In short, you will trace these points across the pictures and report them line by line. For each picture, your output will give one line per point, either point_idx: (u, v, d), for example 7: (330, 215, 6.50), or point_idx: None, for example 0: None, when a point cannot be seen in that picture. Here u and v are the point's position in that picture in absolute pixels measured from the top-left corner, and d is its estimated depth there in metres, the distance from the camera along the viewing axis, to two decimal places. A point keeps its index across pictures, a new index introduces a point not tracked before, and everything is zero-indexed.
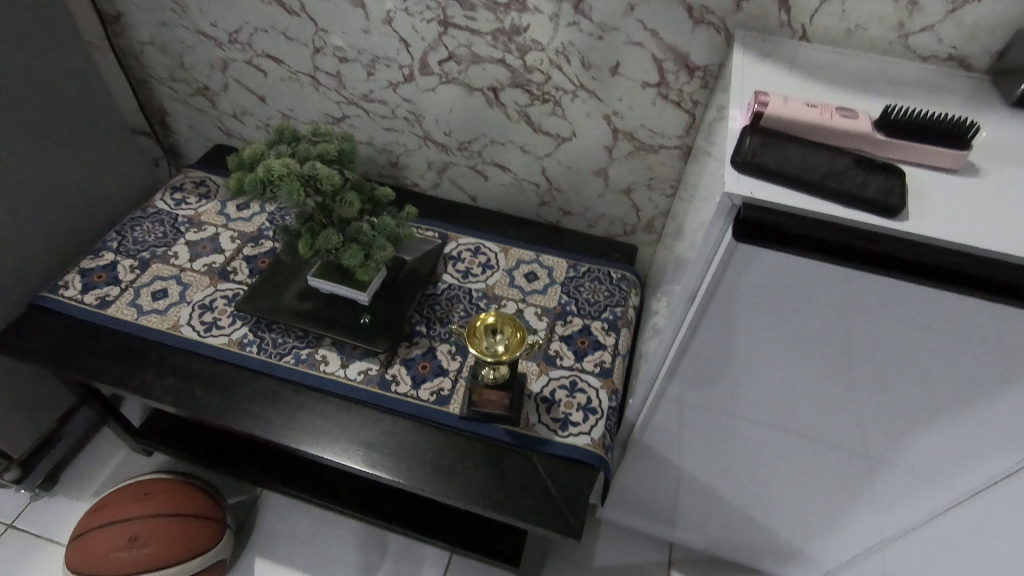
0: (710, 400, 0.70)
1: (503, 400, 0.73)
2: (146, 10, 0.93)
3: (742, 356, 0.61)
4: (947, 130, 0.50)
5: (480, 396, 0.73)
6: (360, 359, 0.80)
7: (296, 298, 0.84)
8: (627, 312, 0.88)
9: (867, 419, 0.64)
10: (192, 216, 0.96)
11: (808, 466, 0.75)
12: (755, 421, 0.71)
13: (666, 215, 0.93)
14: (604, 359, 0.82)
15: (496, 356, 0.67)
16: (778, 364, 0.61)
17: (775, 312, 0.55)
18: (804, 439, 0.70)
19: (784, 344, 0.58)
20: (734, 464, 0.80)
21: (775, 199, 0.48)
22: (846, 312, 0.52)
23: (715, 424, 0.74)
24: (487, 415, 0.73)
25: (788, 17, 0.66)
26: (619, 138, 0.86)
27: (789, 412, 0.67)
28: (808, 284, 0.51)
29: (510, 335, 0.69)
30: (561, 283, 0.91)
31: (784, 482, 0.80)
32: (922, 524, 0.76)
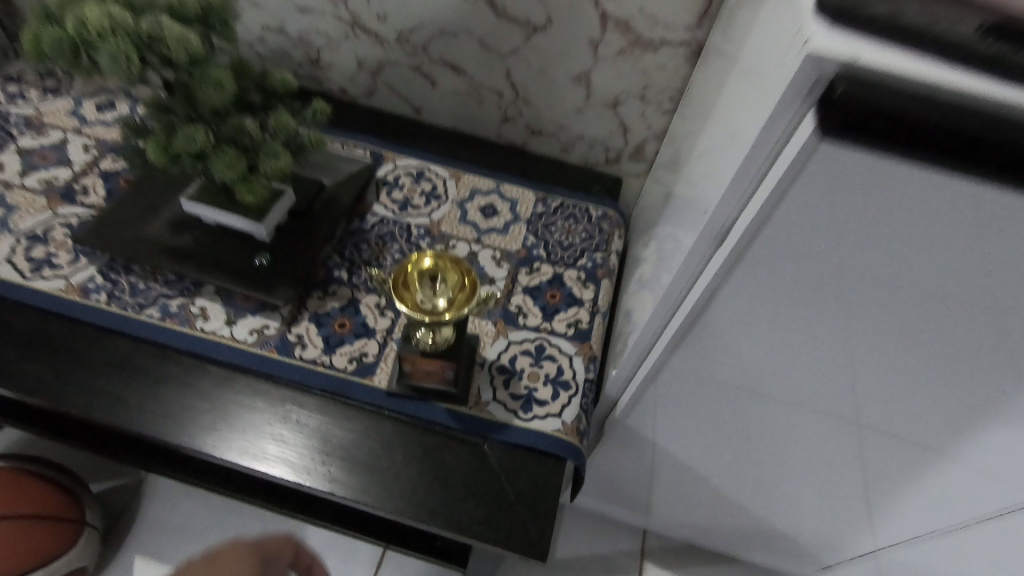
0: (714, 376, 0.53)
1: (445, 373, 0.54)
2: None
3: (778, 324, 0.44)
4: None
5: (411, 368, 0.54)
6: (254, 314, 0.59)
7: (167, 230, 0.61)
8: (609, 259, 0.69)
9: (924, 416, 0.47)
10: (29, 116, 0.70)
11: (826, 466, 0.59)
12: (769, 407, 0.54)
13: (660, 139, 0.74)
14: (579, 318, 0.63)
15: (433, 314, 0.47)
16: (829, 343, 0.43)
17: (844, 261, 0.36)
18: (831, 435, 0.54)
19: (840, 311, 0.40)
20: (731, 453, 0.64)
21: (898, 63, 0.28)
22: (954, 265, 0.34)
23: (717, 406, 0.57)
24: (423, 388, 0.55)
25: None
26: (609, 30, 0.65)
27: (822, 401, 0.50)
28: (918, 217, 0.33)
29: (455, 286, 0.49)
30: (526, 220, 0.71)
31: (791, 479, 0.64)
32: (954, 540, 0.61)
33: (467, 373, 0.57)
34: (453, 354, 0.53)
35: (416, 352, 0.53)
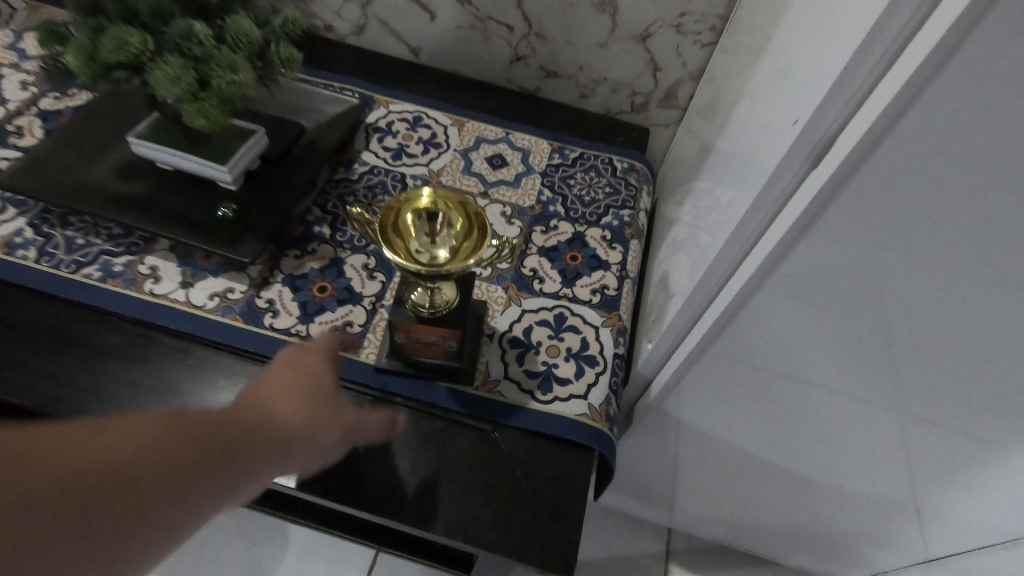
0: (782, 354, 0.42)
1: (448, 345, 0.44)
2: None
3: (882, 281, 0.33)
4: None
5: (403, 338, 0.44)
6: (215, 275, 0.49)
7: (113, 176, 0.51)
8: (637, 217, 0.59)
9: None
10: None
11: (904, 478, 0.48)
12: (849, 399, 0.43)
13: (696, 80, 0.63)
14: (605, 284, 0.53)
15: (430, 265, 0.37)
16: (948, 307, 0.33)
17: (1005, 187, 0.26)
18: (926, 442, 0.43)
19: (979, 262, 0.30)
20: (787, 452, 0.54)
21: None
22: None
23: (780, 394, 0.47)
24: (421, 363, 0.45)
25: None
26: None
27: (924, 393, 0.39)
28: None
29: (457, 231, 0.39)
30: (540, 172, 0.61)
31: (855, 489, 0.54)
32: None
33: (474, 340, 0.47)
34: (456, 323, 0.42)
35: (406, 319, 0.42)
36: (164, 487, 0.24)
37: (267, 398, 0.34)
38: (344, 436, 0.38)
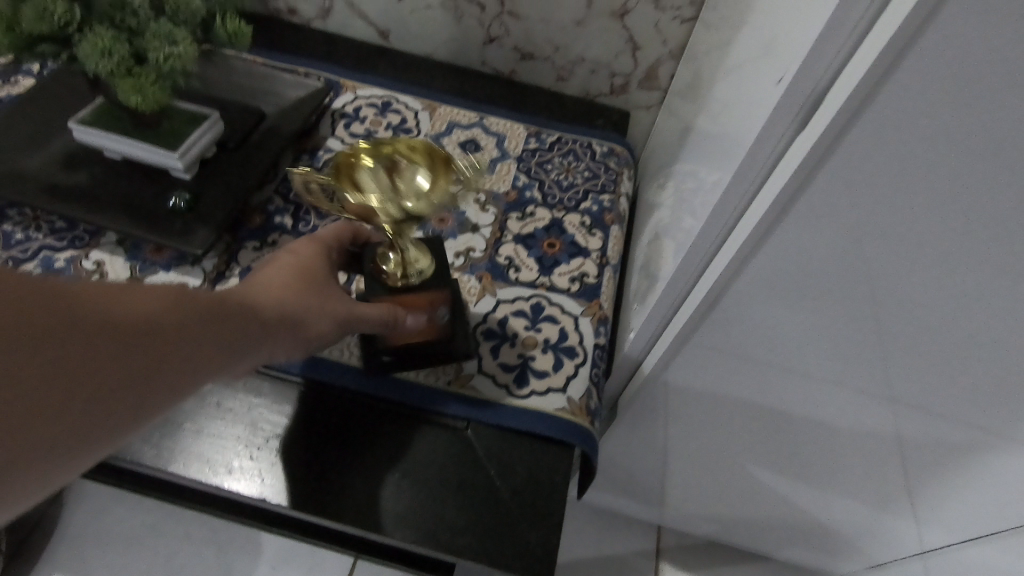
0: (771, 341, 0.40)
1: (436, 312, 0.40)
2: None
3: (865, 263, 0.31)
4: None
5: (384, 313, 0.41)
6: (166, 270, 0.46)
7: (55, 165, 0.48)
8: (618, 201, 0.57)
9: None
10: None
11: (901, 471, 0.46)
12: (843, 387, 0.40)
13: (677, 58, 0.61)
14: (586, 272, 0.51)
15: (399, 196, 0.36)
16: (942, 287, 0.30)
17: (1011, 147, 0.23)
18: (921, 431, 0.41)
19: (981, 233, 0.27)
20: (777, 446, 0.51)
21: None
22: None
23: (770, 384, 0.44)
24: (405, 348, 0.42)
25: None
26: None
27: (921, 380, 0.37)
28: None
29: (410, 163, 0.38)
30: (516, 157, 0.58)
31: (849, 484, 0.51)
32: None
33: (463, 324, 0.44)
34: (440, 284, 0.40)
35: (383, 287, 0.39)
36: (115, 357, 0.23)
37: (252, 286, 0.32)
38: (344, 331, 0.36)
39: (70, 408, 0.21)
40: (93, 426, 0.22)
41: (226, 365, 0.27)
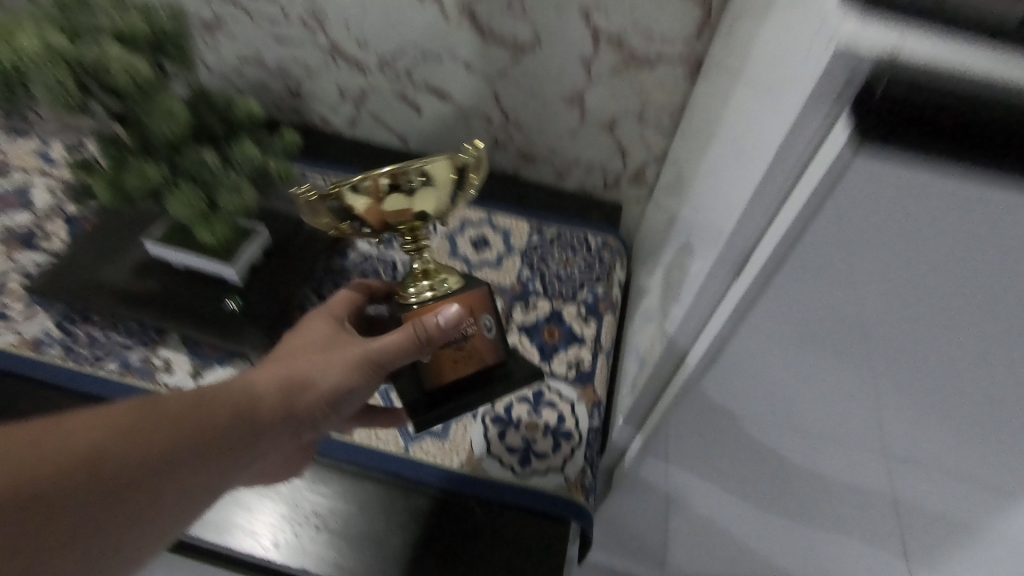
0: (733, 436, 0.46)
1: (484, 319, 0.44)
2: None
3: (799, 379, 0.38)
4: None
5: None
6: (222, 365, 0.54)
7: (129, 274, 0.57)
8: (611, 291, 0.64)
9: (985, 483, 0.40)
10: None
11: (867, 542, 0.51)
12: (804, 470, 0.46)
13: (661, 161, 0.69)
14: (581, 359, 0.58)
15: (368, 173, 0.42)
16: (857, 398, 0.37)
17: (887, 307, 0.31)
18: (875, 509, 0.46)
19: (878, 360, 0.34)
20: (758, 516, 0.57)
21: (944, 58, 0.23)
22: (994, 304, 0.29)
23: (742, 473, 0.50)
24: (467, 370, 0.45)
25: None
26: (602, 47, 0.61)
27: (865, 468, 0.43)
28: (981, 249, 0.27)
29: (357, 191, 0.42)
30: (521, 252, 0.67)
31: (825, 551, 0.56)
32: None
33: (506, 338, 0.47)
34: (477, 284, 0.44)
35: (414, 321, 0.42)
36: (111, 458, 0.31)
37: (259, 371, 0.40)
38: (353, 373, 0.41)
39: (80, 515, 0.30)
40: (101, 515, 0.30)
41: (219, 439, 0.35)
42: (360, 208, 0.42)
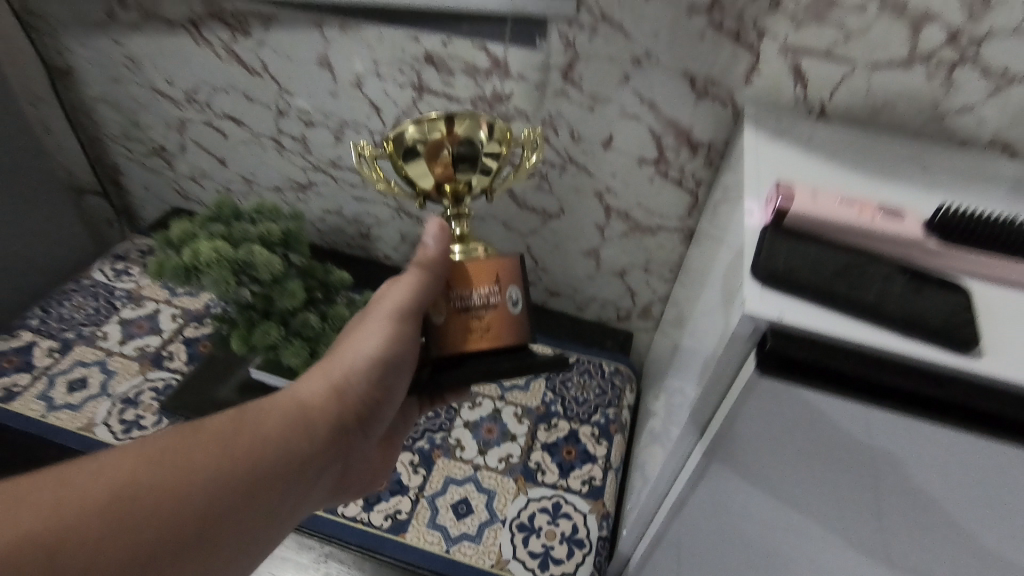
0: (738, 544, 0.53)
1: (509, 287, 0.52)
2: (97, 62, 0.85)
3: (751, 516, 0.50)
4: (1000, 235, 0.40)
5: (454, 302, 0.51)
6: None
7: (235, 393, 0.72)
8: (621, 414, 0.76)
9: None
10: (131, 290, 0.86)
11: None
12: None
13: (665, 302, 0.83)
14: (593, 476, 0.69)
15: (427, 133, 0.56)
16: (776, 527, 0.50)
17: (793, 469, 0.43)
18: None
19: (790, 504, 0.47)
20: None
21: (811, 323, 0.37)
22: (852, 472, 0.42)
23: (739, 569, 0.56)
24: (493, 331, 0.52)
25: (805, 92, 0.59)
26: (613, 217, 0.76)
27: None
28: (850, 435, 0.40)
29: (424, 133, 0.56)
30: (545, 376, 0.79)
31: None
32: None
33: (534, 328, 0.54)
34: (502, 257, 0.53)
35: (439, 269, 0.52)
36: (163, 461, 0.40)
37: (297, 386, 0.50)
38: (371, 355, 0.52)
39: (141, 512, 0.37)
40: (160, 510, 0.38)
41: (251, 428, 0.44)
42: (418, 150, 0.56)
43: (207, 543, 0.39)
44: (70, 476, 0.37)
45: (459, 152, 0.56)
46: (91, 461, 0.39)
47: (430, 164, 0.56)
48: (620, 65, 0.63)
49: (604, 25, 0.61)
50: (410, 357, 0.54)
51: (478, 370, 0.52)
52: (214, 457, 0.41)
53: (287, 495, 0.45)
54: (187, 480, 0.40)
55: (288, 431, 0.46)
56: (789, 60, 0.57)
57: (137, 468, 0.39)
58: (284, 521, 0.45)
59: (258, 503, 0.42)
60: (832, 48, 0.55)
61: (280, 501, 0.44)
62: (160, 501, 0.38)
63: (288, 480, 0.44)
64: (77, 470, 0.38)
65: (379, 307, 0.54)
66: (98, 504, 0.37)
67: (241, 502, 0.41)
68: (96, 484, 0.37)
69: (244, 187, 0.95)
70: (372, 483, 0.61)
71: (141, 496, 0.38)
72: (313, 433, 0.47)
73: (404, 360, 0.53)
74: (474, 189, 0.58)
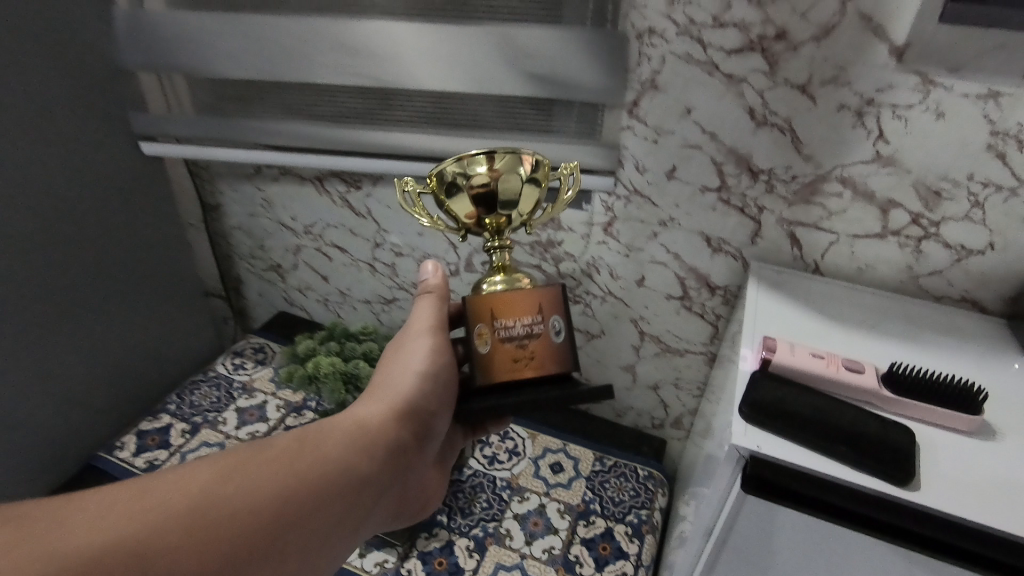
0: None
1: (551, 314, 0.57)
2: (239, 202, 1.07)
3: None
4: (939, 389, 0.52)
5: (502, 333, 0.55)
6: (377, 549, 0.81)
7: None
8: (652, 515, 0.86)
9: None
10: (245, 382, 1.04)
11: None
12: None
13: (694, 413, 0.95)
14: (625, 570, 0.79)
15: (468, 173, 0.58)
16: None
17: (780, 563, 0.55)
18: None
19: None
20: None
21: (781, 454, 0.49)
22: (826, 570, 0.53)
23: None
24: (536, 356, 0.56)
25: (800, 252, 0.73)
26: (646, 340, 0.90)
27: None
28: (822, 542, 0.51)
29: (465, 171, 0.58)
30: (586, 476, 0.90)
31: None
32: None
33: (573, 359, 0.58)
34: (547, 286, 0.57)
35: (485, 301, 0.56)
36: (243, 465, 0.45)
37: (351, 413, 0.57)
38: (418, 368, 0.59)
39: (224, 504, 0.42)
40: (240, 504, 0.43)
41: (315, 443, 0.50)
42: (465, 187, 0.58)
43: (271, 559, 0.43)
44: (148, 493, 0.41)
45: (499, 190, 0.58)
46: (159, 483, 0.42)
47: (475, 200, 0.58)
48: (650, 226, 0.79)
49: (636, 197, 0.78)
50: (447, 376, 0.60)
51: (529, 399, 0.55)
52: (275, 478, 0.46)
53: (343, 512, 0.49)
54: (248, 500, 0.43)
55: (339, 453, 0.51)
56: (784, 229, 0.72)
57: (206, 486, 0.43)
58: (341, 537, 0.48)
59: (314, 520, 0.46)
60: (818, 223, 0.70)
61: (336, 519, 0.48)
62: (228, 517, 0.42)
63: (343, 501, 0.49)
64: (158, 486, 0.42)
65: (413, 337, 0.62)
66: (176, 514, 0.40)
67: (301, 518, 0.45)
68: (183, 483, 0.42)
69: (340, 298, 1.15)
70: (417, 511, 0.67)
71: (221, 493, 0.43)
72: (368, 452, 0.53)
73: (445, 376, 0.60)
74: (514, 220, 0.61)
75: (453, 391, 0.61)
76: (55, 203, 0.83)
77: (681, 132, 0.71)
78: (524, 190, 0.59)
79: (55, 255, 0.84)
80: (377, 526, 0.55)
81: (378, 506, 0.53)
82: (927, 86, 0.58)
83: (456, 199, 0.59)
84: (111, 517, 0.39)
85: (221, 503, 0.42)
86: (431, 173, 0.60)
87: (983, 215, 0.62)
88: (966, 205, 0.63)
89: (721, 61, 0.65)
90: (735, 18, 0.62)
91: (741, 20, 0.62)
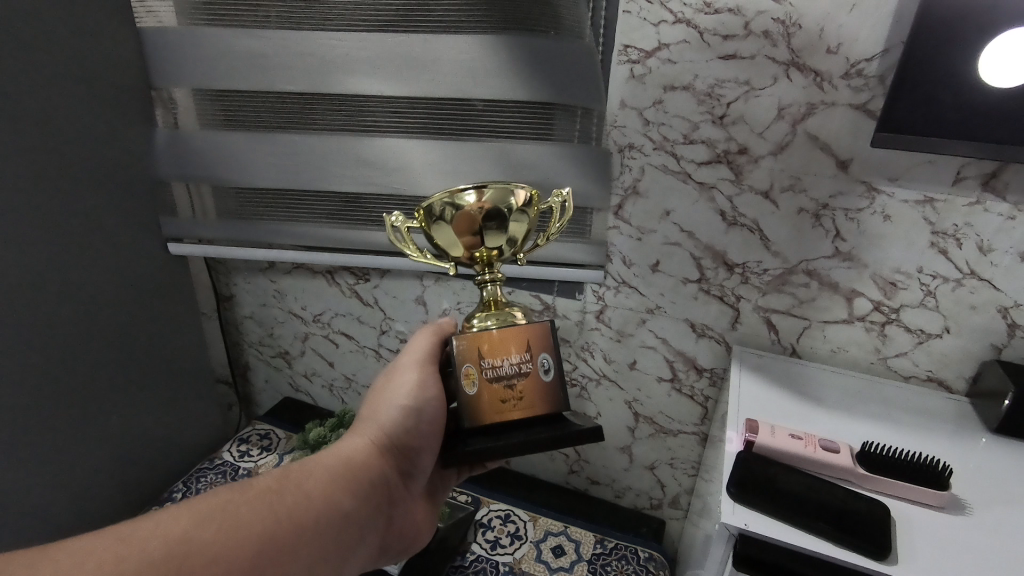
0: None
1: (540, 348, 0.61)
2: (252, 293, 1.14)
3: None
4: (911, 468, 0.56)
5: (491, 373, 0.59)
6: None
7: None
8: None
9: None
10: (251, 468, 1.07)
11: None
12: None
13: (690, 493, 0.97)
14: None
15: (455, 205, 0.60)
16: None
17: None
18: None
19: None
20: None
21: (767, 531, 0.53)
22: None
23: None
24: (524, 391, 0.60)
25: (777, 336, 0.79)
26: (641, 421, 0.94)
27: None
28: None
29: (452, 204, 0.60)
30: (588, 559, 0.91)
31: None
32: None
33: (563, 398, 0.62)
34: (538, 321, 0.61)
35: (474, 342, 0.60)
36: (223, 508, 0.45)
37: (334, 450, 0.57)
38: (401, 403, 0.60)
39: (204, 548, 0.41)
40: (223, 547, 0.42)
41: (295, 482, 0.50)
42: (452, 220, 0.61)
43: None
44: (128, 541, 0.40)
45: (486, 221, 0.61)
46: (137, 527, 0.41)
47: (463, 233, 0.61)
48: (638, 314, 0.86)
49: (624, 287, 0.85)
50: (434, 410, 0.61)
51: (516, 440, 0.58)
52: (257, 516, 0.45)
53: (326, 548, 0.49)
54: (231, 539, 0.43)
55: (323, 489, 0.51)
56: (761, 316, 0.79)
57: (189, 528, 0.42)
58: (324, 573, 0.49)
59: (297, 557, 0.46)
60: (790, 310, 0.77)
61: (317, 555, 0.48)
62: (211, 555, 0.41)
63: (323, 540, 0.49)
64: (137, 532, 0.41)
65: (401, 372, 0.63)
66: (157, 559, 0.39)
67: (284, 554, 0.45)
68: (163, 530, 0.41)
69: (345, 383, 1.19)
70: (410, 545, 0.65)
71: (203, 537, 0.42)
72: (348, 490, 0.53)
73: (430, 411, 0.61)
74: (505, 252, 0.64)
75: (437, 426, 0.62)
76: (85, 300, 0.89)
77: (662, 231, 0.79)
78: (512, 221, 0.61)
79: (80, 349, 0.89)
80: (362, 562, 0.55)
81: (361, 540, 0.53)
82: (872, 193, 0.67)
83: (445, 231, 0.62)
84: (89, 565, 0.37)
85: (204, 547, 0.41)
86: (420, 206, 0.62)
87: (935, 302, 0.69)
88: (920, 293, 0.70)
89: (694, 171, 0.74)
90: (703, 136, 0.72)
91: (708, 138, 0.71)
